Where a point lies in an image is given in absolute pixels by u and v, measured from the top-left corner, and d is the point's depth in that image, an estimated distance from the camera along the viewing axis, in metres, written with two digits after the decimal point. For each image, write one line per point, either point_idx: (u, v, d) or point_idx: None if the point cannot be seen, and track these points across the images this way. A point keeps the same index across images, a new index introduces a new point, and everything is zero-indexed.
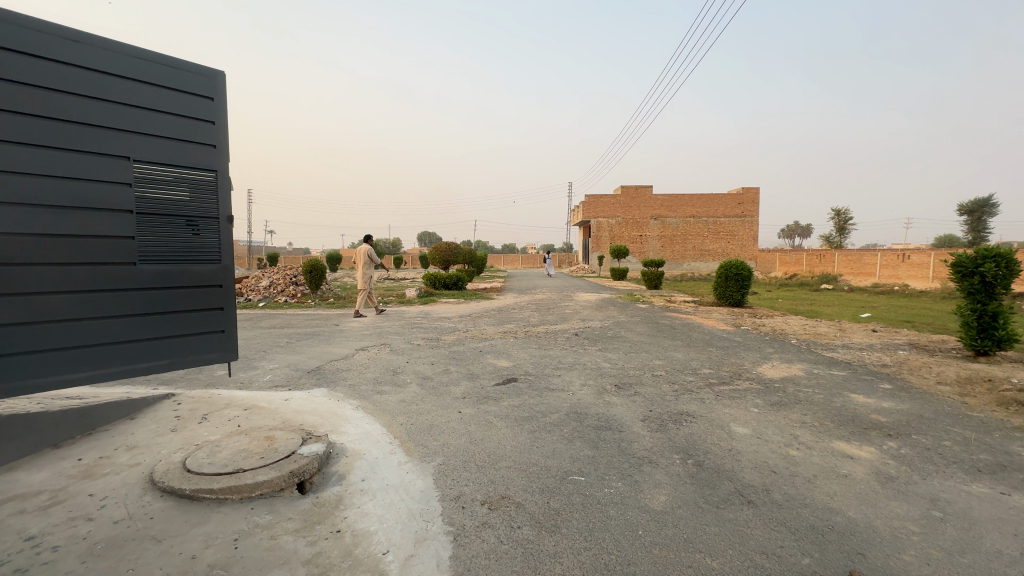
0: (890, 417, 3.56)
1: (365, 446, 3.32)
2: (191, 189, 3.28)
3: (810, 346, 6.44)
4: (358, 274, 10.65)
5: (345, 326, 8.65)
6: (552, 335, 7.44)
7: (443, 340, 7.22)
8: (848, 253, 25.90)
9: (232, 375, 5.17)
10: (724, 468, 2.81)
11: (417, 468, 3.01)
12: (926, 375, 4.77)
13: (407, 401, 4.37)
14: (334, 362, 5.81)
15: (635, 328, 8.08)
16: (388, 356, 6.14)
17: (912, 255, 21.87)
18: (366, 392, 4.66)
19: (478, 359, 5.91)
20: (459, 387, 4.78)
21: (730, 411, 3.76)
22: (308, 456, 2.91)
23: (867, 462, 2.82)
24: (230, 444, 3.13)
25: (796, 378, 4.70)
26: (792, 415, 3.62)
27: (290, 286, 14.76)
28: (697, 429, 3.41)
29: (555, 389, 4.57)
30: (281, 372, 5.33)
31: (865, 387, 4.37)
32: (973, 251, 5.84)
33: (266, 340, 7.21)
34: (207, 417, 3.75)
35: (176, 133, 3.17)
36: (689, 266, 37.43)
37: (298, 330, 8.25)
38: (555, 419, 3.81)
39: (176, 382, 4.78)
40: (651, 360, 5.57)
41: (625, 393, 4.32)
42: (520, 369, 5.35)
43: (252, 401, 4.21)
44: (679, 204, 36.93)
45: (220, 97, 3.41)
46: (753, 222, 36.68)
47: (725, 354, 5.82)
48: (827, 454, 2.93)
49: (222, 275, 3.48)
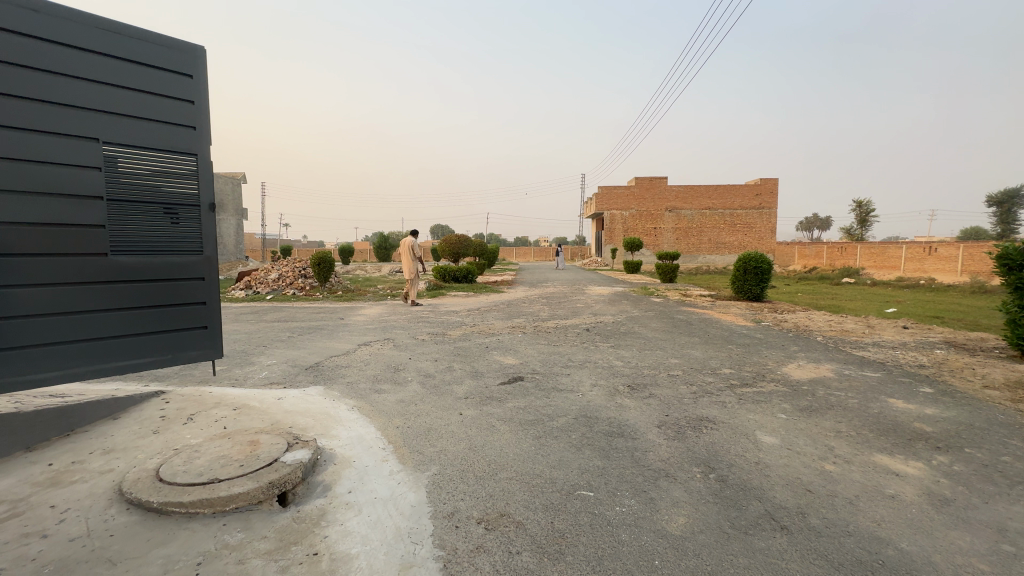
0: (937, 427, 3.20)
1: (356, 452, 3.08)
2: (169, 174, 3.05)
3: (838, 344, 6.02)
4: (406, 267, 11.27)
5: (351, 320, 8.45)
6: (562, 331, 7.14)
7: (449, 335, 6.97)
8: (871, 245, 25.06)
9: (228, 371, 4.99)
10: (751, 486, 2.49)
11: (409, 478, 2.76)
12: (971, 378, 4.37)
13: (406, 401, 4.12)
14: (334, 358, 5.59)
15: (649, 323, 7.74)
16: (391, 352, 5.90)
17: (940, 246, 20.99)
18: (364, 390, 4.42)
19: (484, 356, 5.63)
20: (462, 386, 4.51)
21: (755, 417, 3.42)
22: (291, 465, 2.67)
23: (916, 481, 2.48)
24: (210, 449, 2.91)
25: (826, 379, 4.33)
26: (825, 423, 3.27)
27: (300, 279, 14.65)
28: (719, 438, 3.09)
29: (564, 389, 4.27)
30: (279, 368, 5.13)
31: (903, 390, 4.00)
32: (1021, 243, 5.39)
33: (268, 335, 7.03)
34: (193, 417, 3.55)
35: (151, 113, 2.94)
36: (704, 259, 36.65)
37: (302, 324, 8.07)
38: (563, 422, 3.53)
39: (168, 379, 4.60)
40: (667, 358, 5.24)
41: (639, 396, 4.00)
42: (528, 367, 5.07)
43: (243, 400, 4.00)
44: (694, 195, 36.12)
45: (201, 74, 3.17)
46: (771, 214, 35.81)
47: (746, 352, 5.46)
48: (869, 470, 2.60)
49: (205, 268, 3.26)
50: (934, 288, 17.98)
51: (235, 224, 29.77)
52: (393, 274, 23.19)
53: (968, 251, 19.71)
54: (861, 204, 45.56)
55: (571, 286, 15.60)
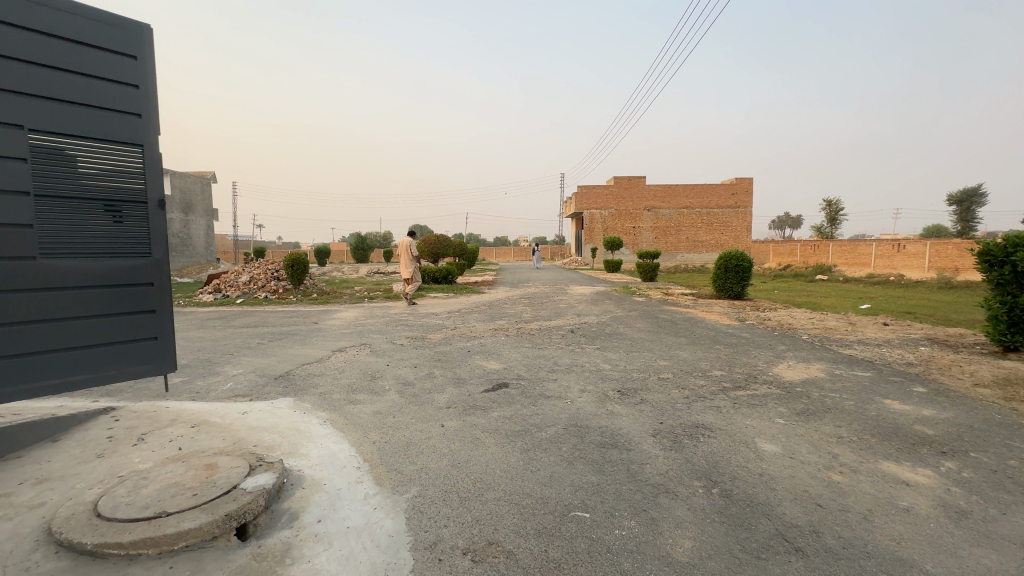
0: (938, 429, 3.09)
1: (327, 473, 2.80)
2: (110, 166, 2.72)
3: (824, 342, 5.97)
4: (403, 268, 11.37)
5: (325, 324, 8.06)
6: (546, 333, 6.93)
7: (429, 339, 6.68)
8: (842, 243, 25.63)
9: (189, 383, 4.60)
10: (758, 501, 2.32)
11: (386, 503, 2.49)
12: (960, 376, 4.33)
13: (383, 413, 3.83)
14: (306, 366, 5.24)
15: (634, 324, 7.59)
16: (367, 358, 5.59)
17: (908, 244, 21.51)
18: (337, 401, 4.12)
19: (466, 361, 5.37)
20: (443, 395, 4.25)
21: (753, 423, 3.26)
22: (252, 493, 2.38)
23: (929, 491, 2.34)
24: (160, 476, 2.59)
25: (818, 380, 4.22)
26: (825, 428, 3.14)
27: (272, 281, 14.07)
28: (719, 448, 2.91)
29: (552, 396, 4.05)
30: (245, 378, 4.77)
31: (897, 391, 3.91)
32: (1002, 239, 5.38)
33: (235, 342, 6.61)
34: (145, 438, 3.21)
35: (88, 97, 2.63)
36: (682, 257, 37.06)
37: (273, 329, 7.65)
38: (552, 433, 3.31)
39: (121, 394, 4.21)
40: (655, 360, 5.07)
41: (631, 402, 3.81)
42: (512, 372, 4.84)
43: (203, 416, 3.66)
44: (672, 194, 36.47)
45: (147, 55, 2.85)
46: (746, 212, 36.40)
47: (734, 353, 5.34)
48: (878, 480, 2.46)
49: (154, 272, 2.91)
50: (904, 284, 18.48)
51: (205, 225, 28.65)
52: (370, 275, 22.66)
53: (935, 247, 20.26)
54: (832, 203, 46.79)
55: (552, 286, 15.49)
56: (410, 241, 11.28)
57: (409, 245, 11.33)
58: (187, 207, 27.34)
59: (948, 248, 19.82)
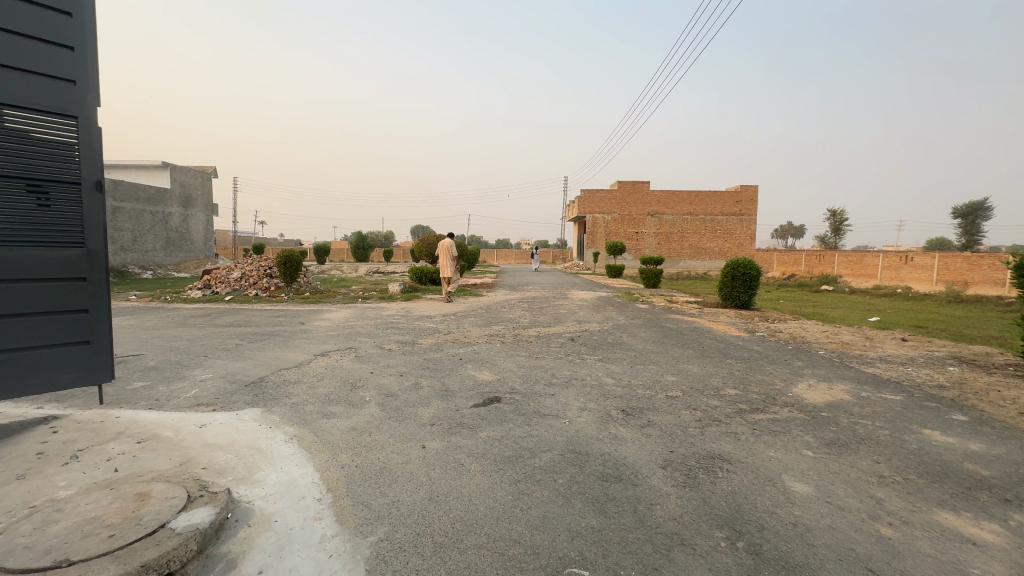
0: (994, 469, 2.68)
1: (282, 506, 2.39)
2: (34, 139, 2.30)
3: (844, 359, 5.55)
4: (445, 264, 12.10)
5: (312, 326, 7.65)
6: (544, 340, 6.51)
7: (419, 344, 6.26)
8: (848, 254, 25.17)
9: (149, 389, 4.18)
10: (796, 563, 1.90)
11: (345, 548, 2.08)
12: (1002, 403, 3.89)
13: (358, 429, 3.42)
14: (282, 372, 4.83)
15: (638, 333, 7.16)
16: (350, 365, 5.16)
17: (916, 256, 20.98)
18: (309, 415, 3.69)
19: (457, 370, 4.95)
20: (427, 409, 3.83)
21: (778, 456, 2.85)
22: (181, 536, 1.97)
23: (1004, 556, 1.93)
24: (79, 507, 2.17)
25: (845, 404, 3.80)
26: (862, 464, 2.72)
27: (264, 279, 13.69)
28: (741, 487, 2.49)
29: (548, 415, 3.63)
30: (213, 385, 4.34)
31: (935, 419, 3.49)
32: None
33: (213, 342, 6.18)
34: (80, 455, 2.79)
35: (8, 57, 2.21)
36: (685, 264, 36.60)
37: (256, 329, 7.24)
38: (547, 460, 2.89)
39: (70, 401, 3.79)
40: (663, 375, 4.65)
41: (636, 424, 3.39)
42: (506, 386, 4.42)
43: (156, 429, 3.25)
44: (676, 200, 36.14)
45: (83, 13, 2.47)
46: (751, 220, 36.01)
47: (748, 369, 4.91)
48: (938, 537, 2.05)
49: (88, 265, 2.51)
50: (912, 297, 18.01)
51: (204, 219, 28.32)
52: (369, 275, 22.40)
53: (943, 260, 19.66)
54: (835, 211, 46.46)
55: (552, 291, 15.03)
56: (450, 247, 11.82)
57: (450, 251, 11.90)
58: (187, 201, 26.98)
59: (956, 261, 19.23)
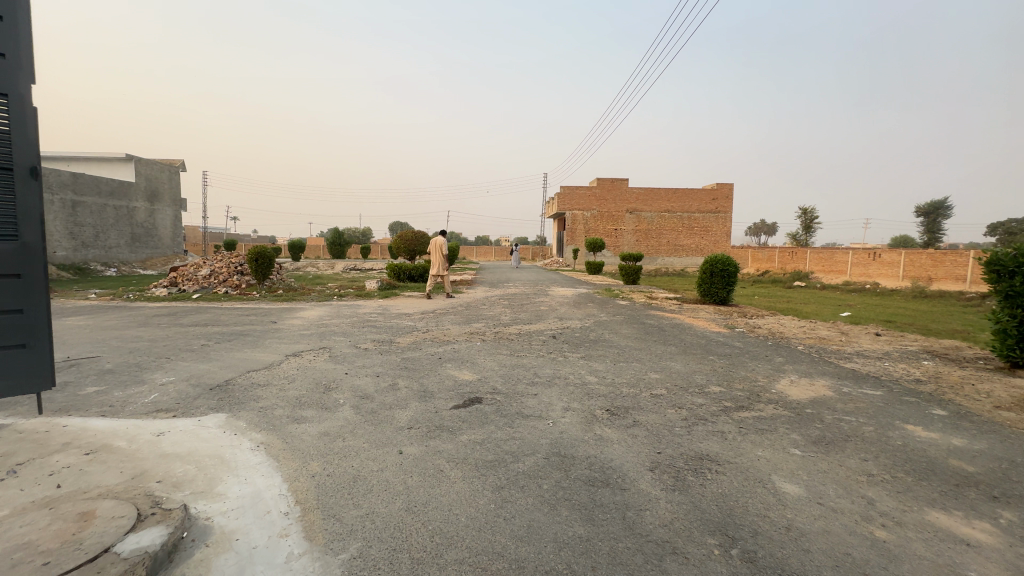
0: (978, 465, 2.67)
1: (243, 523, 2.19)
2: None
3: (823, 355, 5.59)
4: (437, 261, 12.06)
5: (284, 324, 7.36)
6: (526, 338, 6.39)
7: (397, 343, 6.06)
8: (820, 251, 25.78)
9: (103, 395, 3.89)
10: (792, 571, 1.82)
11: (313, 568, 1.91)
12: (978, 397, 3.95)
13: (331, 435, 3.23)
14: (250, 374, 4.58)
15: (620, 330, 7.10)
16: (324, 366, 4.94)
17: (884, 253, 21.57)
18: (278, 419, 3.48)
19: (436, 370, 4.78)
20: (405, 412, 3.66)
21: (766, 456, 2.79)
22: (127, 561, 1.77)
23: (997, 556, 1.90)
24: (11, 531, 1.95)
25: (827, 400, 3.79)
26: (850, 463, 2.68)
27: (235, 276, 13.19)
28: (731, 489, 2.42)
29: (531, 416, 3.51)
30: (174, 389, 4.07)
31: (916, 414, 3.51)
32: (1012, 248, 5.08)
33: (176, 343, 5.85)
34: (18, 469, 2.54)
35: None
36: (663, 261, 37.03)
37: (224, 329, 6.91)
38: (531, 465, 2.77)
39: (13, 409, 3.49)
40: (646, 373, 4.58)
41: (621, 424, 3.30)
42: (487, 385, 4.28)
43: (108, 439, 3.00)
44: (654, 197, 36.49)
45: None
46: (726, 217, 36.63)
47: (731, 365, 4.89)
48: (931, 538, 2.00)
49: (22, 262, 2.25)
50: (880, 293, 18.55)
51: (171, 215, 27.26)
52: (345, 271, 21.92)
53: (909, 257, 20.26)
54: (806, 210, 47.65)
55: (532, 287, 14.90)
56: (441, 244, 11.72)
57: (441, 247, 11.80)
58: (153, 196, 25.89)
59: (921, 258, 19.84)
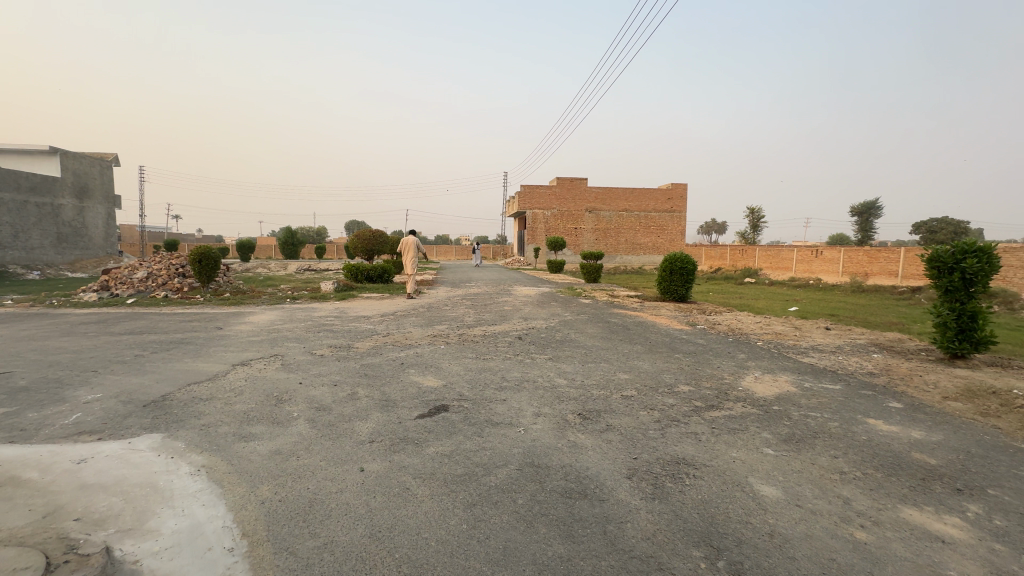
0: (938, 457, 2.75)
1: (179, 565, 1.91)
2: None
3: (782, 350, 5.74)
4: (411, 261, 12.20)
5: (231, 331, 6.86)
6: (491, 340, 6.22)
7: (355, 349, 5.74)
8: (767, 249, 26.97)
9: (14, 417, 3.41)
10: None
11: None
12: (927, 388, 4.13)
13: (284, 453, 2.95)
14: (191, 388, 4.17)
15: (586, 329, 7.06)
16: (275, 375, 4.58)
17: (825, 251, 22.77)
18: (222, 438, 3.15)
19: (398, 377, 4.53)
20: (366, 424, 3.41)
21: (740, 457, 2.75)
22: None
23: (972, 551, 1.91)
24: None
25: (792, 396, 3.85)
26: (822, 461, 2.69)
27: (176, 279, 12.28)
28: (711, 495, 2.35)
29: (501, 423, 3.35)
30: (101, 408, 3.63)
31: (875, 407, 3.60)
32: (950, 245, 5.35)
33: (106, 355, 5.29)
34: None
35: None
36: (621, 259, 37.75)
37: (163, 337, 6.35)
38: (504, 477, 2.61)
39: None
40: (616, 373, 4.52)
41: (595, 429, 3.20)
42: (453, 392, 4.08)
43: (17, 470, 2.60)
44: (613, 197, 37.15)
45: None
46: (681, 217, 37.79)
47: (697, 363, 4.91)
48: (908, 536, 2.00)
49: None
50: (822, 288, 19.57)
51: (104, 213, 25.22)
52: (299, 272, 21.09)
53: (848, 254, 21.46)
54: (754, 211, 49.96)
55: (494, 287, 14.72)
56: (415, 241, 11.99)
57: (414, 245, 12.06)
58: (82, 192, 23.83)
59: (859, 255, 21.05)
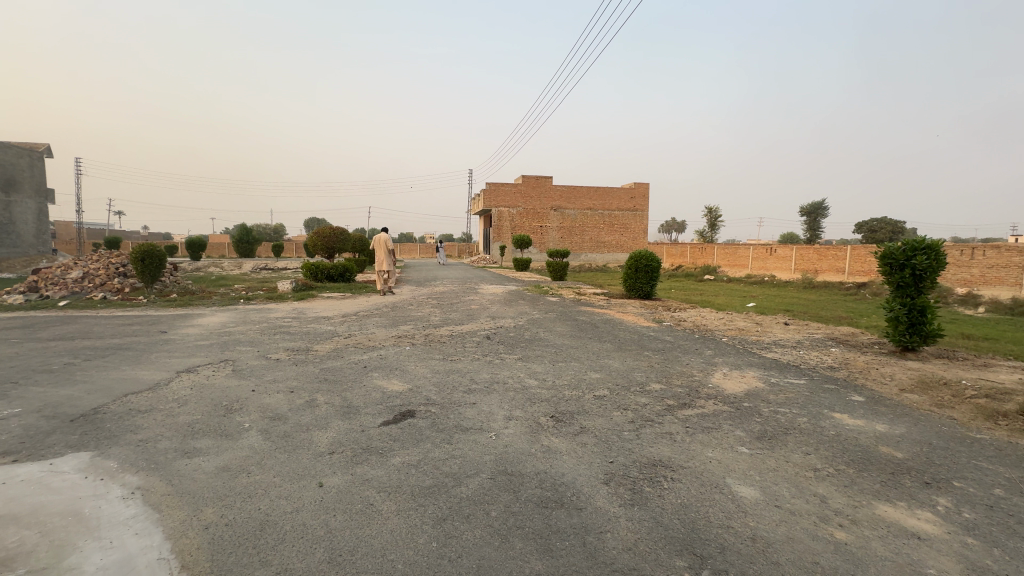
0: (904, 450, 2.79)
1: None
2: None
3: (746, 346, 5.84)
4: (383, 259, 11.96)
5: (177, 334, 6.38)
6: (458, 340, 6.03)
7: (314, 352, 5.43)
8: (725, 247, 27.85)
9: None
10: None
11: None
12: (884, 381, 4.26)
13: (234, 469, 2.69)
14: (129, 398, 3.79)
15: (554, 328, 6.99)
16: (225, 382, 4.24)
17: (779, 249, 23.70)
18: (163, 455, 2.85)
19: (361, 381, 4.29)
20: (326, 433, 3.18)
21: (716, 457, 2.71)
22: None
23: (947, 547, 1.91)
24: None
25: (760, 392, 3.88)
26: (795, 458, 2.68)
27: (116, 279, 11.40)
28: (690, 499, 2.28)
29: (471, 429, 3.19)
30: (19, 425, 3.22)
31: (839, 401, 3.67)
32: (901, 242, 5.57)
33: (29, 364, 4.76)
34: None
35: None
36: (586, 257, 38.17)
37: (98, 343, 5.82)
38: (475, 487, 2.46)
39: None
40: (587, 373, 4.43)
41: (568, 432, 3.09)
42: (420, 396, 3.89)
43: None
44: (577, 195, 37.50)
45: None
46: (643, 216, 38.59)
47: (666, 360, 4.91)
48: (886, 534, 1.99)
49: None
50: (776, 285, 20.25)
51: (35, 208, 23.27)
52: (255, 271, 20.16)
53: (799, 252, 22.39)
54: (712, 211, 51.55)
55: (460, 286, 14.44)
56: (386, 238, 11.74)
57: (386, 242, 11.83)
58: (8, 185, 21.88)
59: (810, 252, 21.98)
